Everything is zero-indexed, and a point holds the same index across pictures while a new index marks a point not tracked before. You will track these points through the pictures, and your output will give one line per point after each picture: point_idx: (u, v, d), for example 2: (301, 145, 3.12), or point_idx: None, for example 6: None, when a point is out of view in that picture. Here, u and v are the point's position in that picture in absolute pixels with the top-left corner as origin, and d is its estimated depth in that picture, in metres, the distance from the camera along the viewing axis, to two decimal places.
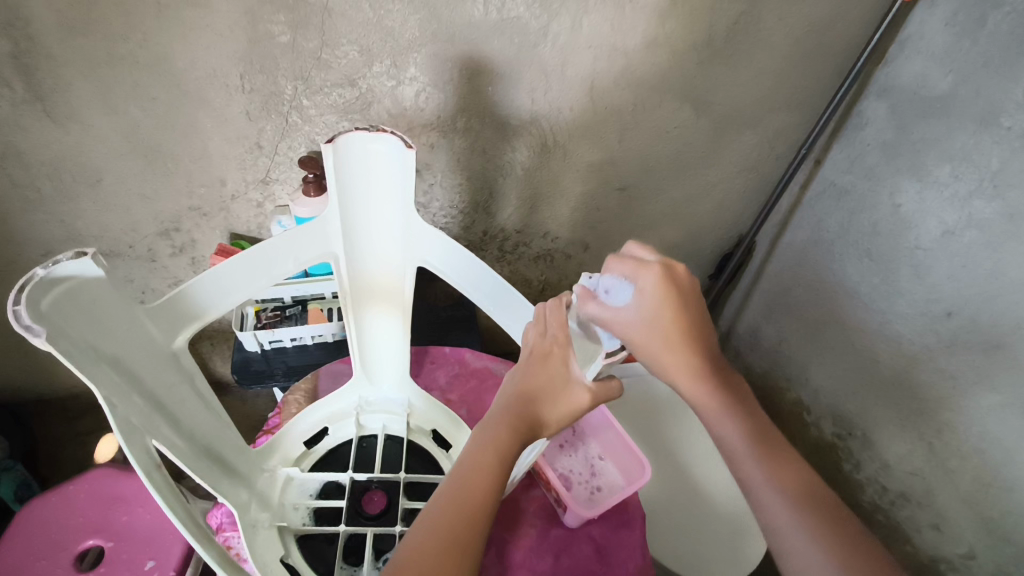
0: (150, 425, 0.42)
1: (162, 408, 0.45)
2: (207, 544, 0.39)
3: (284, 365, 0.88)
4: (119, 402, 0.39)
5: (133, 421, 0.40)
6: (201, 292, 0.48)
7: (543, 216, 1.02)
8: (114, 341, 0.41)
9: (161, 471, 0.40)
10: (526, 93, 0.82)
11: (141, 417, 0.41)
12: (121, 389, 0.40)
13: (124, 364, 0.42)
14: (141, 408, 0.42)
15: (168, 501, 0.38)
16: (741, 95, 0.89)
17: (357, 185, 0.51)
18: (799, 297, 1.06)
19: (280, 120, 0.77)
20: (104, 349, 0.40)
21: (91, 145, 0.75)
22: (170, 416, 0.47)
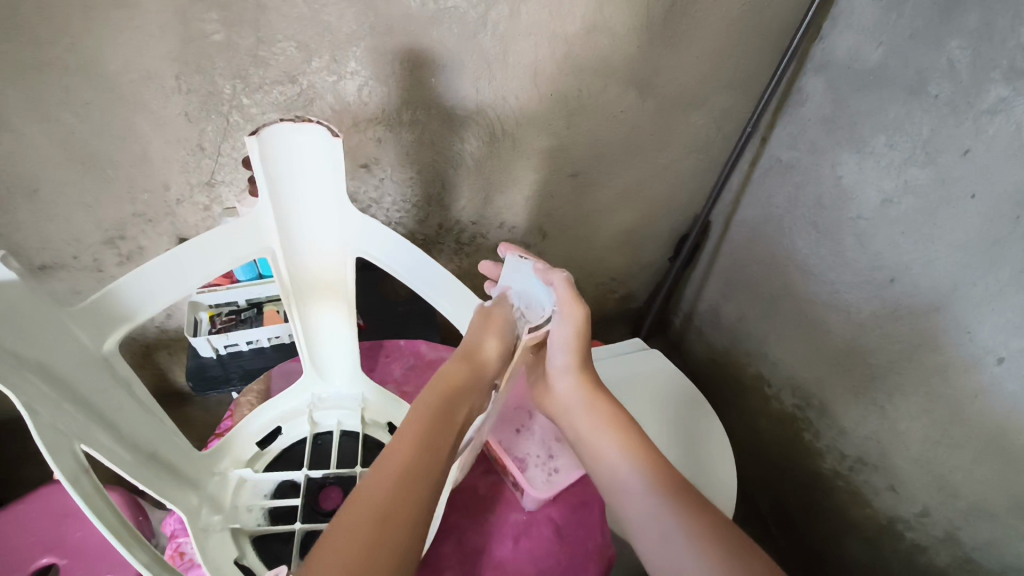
0: (81, 431, 0.41)
1: (96, 414, 0.45)
2: (140, 547, 0.38)
3: (241, 369, 0.87)
4: (44, 408, 0.38)
5: (60, 426, 0.39)
6: (128, 292, 0.47)
7: (498, 206, 1.02)
8: (36, 347, 0.41)
9: (90, 475, 0.39)
10: (470, 82, 0.82)
11: (72, 423, 0.41)
12: (48, 397, 0.40)
13: (51, 370, 0.41)
14: (70, 413, 0.41)
15: (101, 507, 0.37)
16: (685, 77, 0.91)
17: (288, 177, 0.50)
18: (754, 273, 1.08)
19: (221, 121, 0.76)
20: (27, 356, 0.40)
21: (24, 155, 0.72)
22: (106, 420, 0.46)
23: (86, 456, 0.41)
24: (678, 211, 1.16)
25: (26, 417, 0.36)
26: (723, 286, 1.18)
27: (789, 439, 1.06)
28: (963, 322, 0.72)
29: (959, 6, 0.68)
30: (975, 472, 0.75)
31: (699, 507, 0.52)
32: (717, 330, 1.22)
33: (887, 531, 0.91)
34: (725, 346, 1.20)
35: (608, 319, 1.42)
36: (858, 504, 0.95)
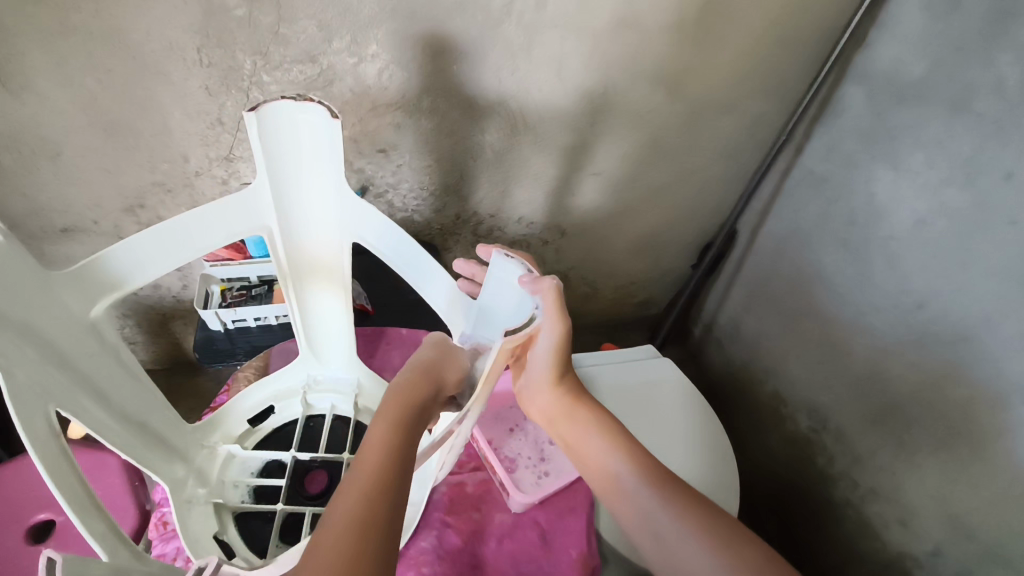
0: (60, 395, 0.42)
1: (80, 378, 0.45)
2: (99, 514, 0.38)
3: (248, 345, 0.87)
4: (22, 369, 0.39)
5: (36, 387, 0.39)
6: (115, 263, 0.46)
7: (517, 200, 1.00)
8: (24, 307, 0.41)
9: (62, 440, 0.39)
10: (493, 73, 0.80)
11: (52, 387, 0.41)
12: (29, 358, 0.40)
13: (37, 332, 0.42)
14: (51, 375, 0.42)
15: (65, 475, 0.37)
16: (716, 80, 0.87)
17: (287, 157, 0.50)
18: (778, 288, 1.04)
19: (241, 96, 0.76)
20: (12, 316, 0.40)
21: (49, 118, 0.74)
22: (90, 385, 0.47)
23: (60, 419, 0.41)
24: (703, 217, 1.13)
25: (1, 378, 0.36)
26: (744, 298, 1.14)
27: (801, 462, 1.02)
28: (991, 356, 0.68)
29: (1012, 19, 0.63)
30: (992, 514, 0.71)
31: (696, 503, 0.52)
32: (735, 344, 1.18)
33: (896, 567, 0.87)
34: (743, 360, 1.16)
35: (626, 323, 1.39)
36: (867, 535, 0.91)
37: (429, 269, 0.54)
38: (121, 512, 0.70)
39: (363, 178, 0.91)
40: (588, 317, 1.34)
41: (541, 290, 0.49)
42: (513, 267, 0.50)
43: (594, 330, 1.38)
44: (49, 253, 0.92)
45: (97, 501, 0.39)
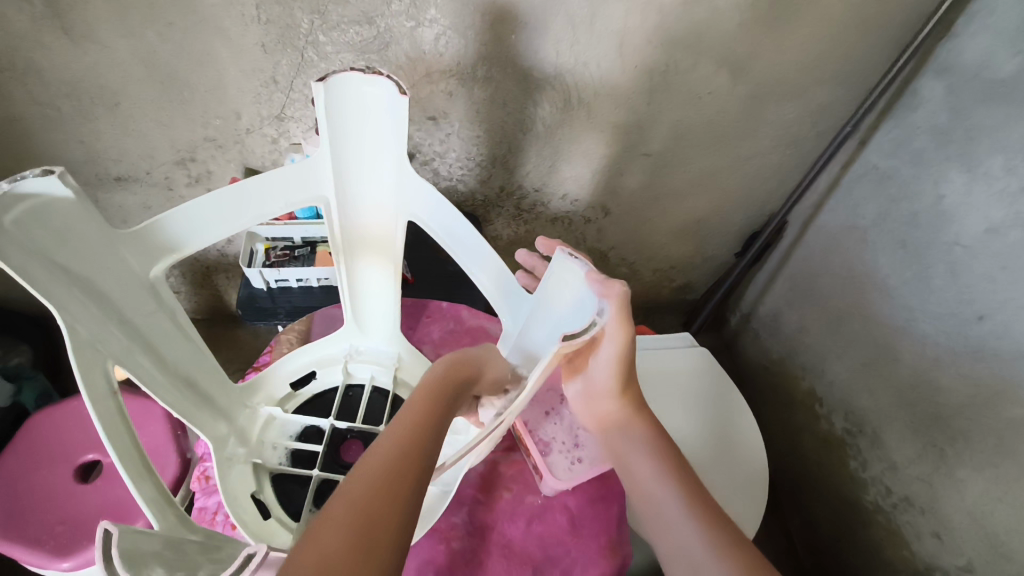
0: (118, 353, 0.43)
1: (135, 336, 0.46)
2: (149, 475, 0.39)
3: (289, 305, 0.88)
4: (83, 326, 0.39)
5: (96, 344, 0.40)
6: (173, 225, 0.45)
7: (563, 176, 0.98)
8: (87, 264, 0.41)
9: (117, 399, 0.40)
10: (552, 44, 0.77)
11: (110, 345, 0.42)
12: (90, 314, 0.41)
13: (97, 289, 0.42)
14: (111, 334, 0.43)
15: (120, 437, 0.38)
16: (785, 64, 0.83)
17: (350, 129, 0.49)
18: (825, 284, 1.01)
19: (296, 55, 0.75)
20: (75, 272, 0.40)
21: (108, 66, 0.74)
22: (144, 342, 0.47)
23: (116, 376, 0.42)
24: (754, 205, 1.09)
25: (64, 334, 0.37)
26: (788, 292, 1.10)
27: (832, 462, 1.01)
28: None
29: None
30: None
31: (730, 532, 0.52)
32: (774, 337, 1.15)
33: None
34: (780, 354, 1.13)
35: (661, 306, 1.37)
36: (896, 544, 0.89)
37: (484, 256, 0.54)
38: (163, 460, 0.73)
39: (411, 145, 0.90)
40: None
41: (610, 297, 0.45)
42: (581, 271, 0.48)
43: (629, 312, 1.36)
44: (102, 201, 0.93)
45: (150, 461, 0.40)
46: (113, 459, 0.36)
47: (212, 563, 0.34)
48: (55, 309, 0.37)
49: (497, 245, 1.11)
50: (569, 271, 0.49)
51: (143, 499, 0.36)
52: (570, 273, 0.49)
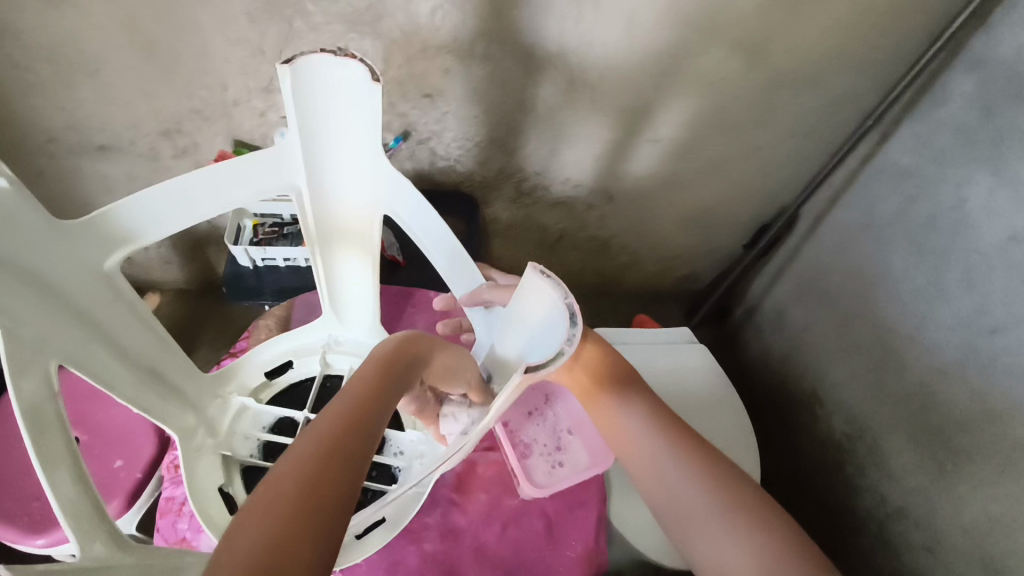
0: (65, 350, 0.41)
1: (88, 329, 0.44)
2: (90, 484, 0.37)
3: (274, 285, 0.85)
4: (22, 323, 0.37)
5: (38, 342, 0.38)
6: (127, 217, 0.43)
7: (564, 160, 0.94)
8: (30, 256, 0.39)
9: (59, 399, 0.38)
10: (556, 22, 0.73)
11: (56, 342, 0.40)
12: (31, 308, 0.38)
13: (41, 280, 0.40)
14: (58, 329, 0.41)
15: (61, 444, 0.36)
16: (805, 51, 0.78)
17: (322, 116, 0.45)
18: (833, 283, 0.97)
19: (284, 25, 0.71)
20: (14, 263, 0.38)
21: (88, 31, 0.70)
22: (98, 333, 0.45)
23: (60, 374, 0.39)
24: (765, 196, 1.04)
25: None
26: (794, 288, 1.06)
27: (828, 466, 0.98)
28: None
29: None
30: None
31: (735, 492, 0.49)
32: (777, 334, 1.12)
33: None
34: (782, 351, 1.10)
35: (663, 294, 1.33)
36: (885, 554, 0.87)
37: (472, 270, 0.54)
38: (140, 439, 0.72)
39: (405, 123, 0.86)
40: (625, 285, 1.28)
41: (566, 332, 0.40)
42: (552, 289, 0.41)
43: (630, 299, 1.32)
44: (88, 169, 0.91)
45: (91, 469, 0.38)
46: (46, 469, 0.34)
47: None
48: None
49: (494, 228, 1.07)
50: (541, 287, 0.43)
51: (79, 514, 0.34)
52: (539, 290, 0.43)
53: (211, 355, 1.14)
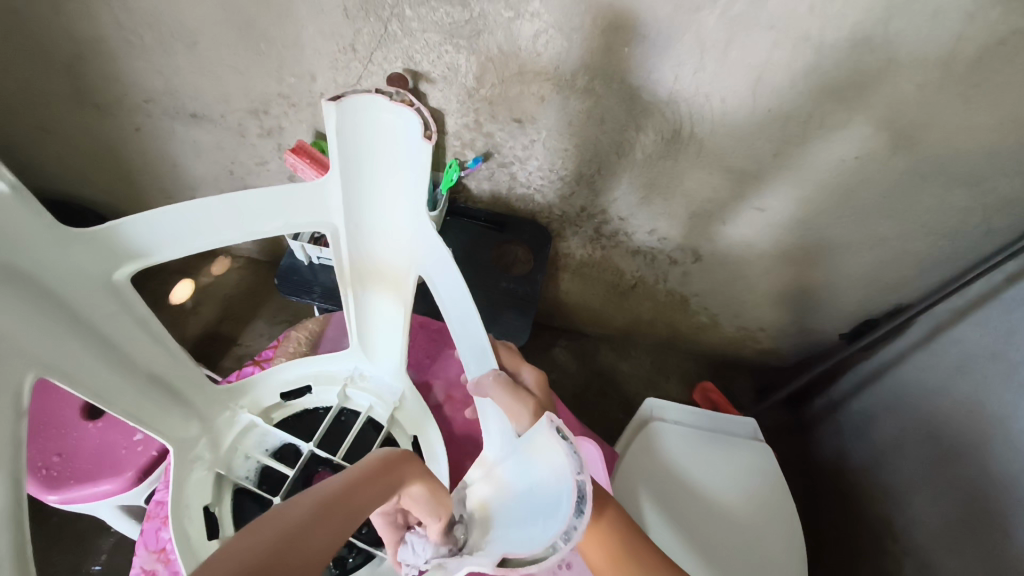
0: (59, 359, 0.38)
1: (96, 338, 0.41)
2: None
3: (325, 285, 0.82)
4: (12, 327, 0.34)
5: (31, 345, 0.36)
6: (143, 233, 0.40)
7: (655, 210, 0.85)
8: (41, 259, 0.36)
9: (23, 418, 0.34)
10: (670, 67, 0.64)
11: (50, 348, 0.37)
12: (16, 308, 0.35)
13: (48, 287, 0.37)
14: (56, 334, 0.38)
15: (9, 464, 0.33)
16: (965, 144, 0.65)
17: (371, 157, 0.42)
18: (938, 408, 0.83)
19: (379, 26, 0.67)
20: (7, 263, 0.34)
21: (186, 3, 0.69)
22: (109, 343, 0.43)
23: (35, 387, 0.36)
24: (878, 289, 0.91)
25: None
26: (891, 398, 0.92)
27: None
28: None
29: None
30: None
31: None
32: (859, 444, 0.98)
33: None
34: (860, 464, 0.97)
35: (738, 362, 1.21)
36: None
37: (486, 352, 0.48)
38: None
39: (490, 144, 0.80)
40: (698, 345, 1.18)
41: (563, 522, 0.35)
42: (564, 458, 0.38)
43: (700, 360, 1.22)
44: (179, 132, 0.92)
45: None
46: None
47: None
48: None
49: (567, 262, 1.01)
50: (552, 449, 0.39)
51: None
52: (548, 448, 0.39)
53: (264, 326, 1.12)
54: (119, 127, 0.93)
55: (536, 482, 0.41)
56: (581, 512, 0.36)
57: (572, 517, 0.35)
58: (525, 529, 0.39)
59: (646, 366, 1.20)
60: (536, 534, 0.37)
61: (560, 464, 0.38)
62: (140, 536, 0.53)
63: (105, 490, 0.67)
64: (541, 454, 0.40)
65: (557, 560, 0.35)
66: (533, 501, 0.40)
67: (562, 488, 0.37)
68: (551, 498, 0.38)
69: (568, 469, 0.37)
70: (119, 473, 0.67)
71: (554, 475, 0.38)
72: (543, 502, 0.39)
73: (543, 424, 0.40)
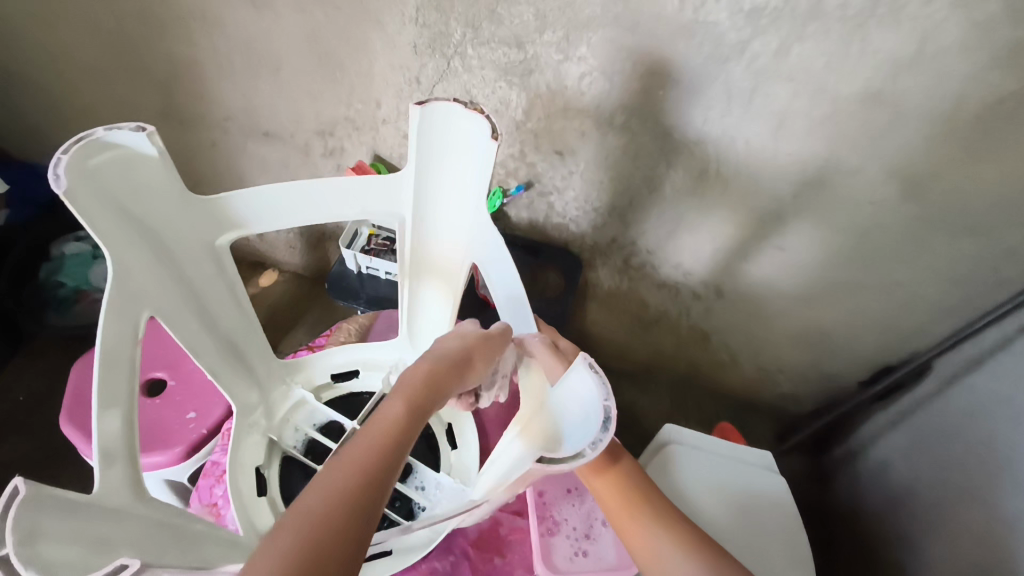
0: (157, 301, 0.49)
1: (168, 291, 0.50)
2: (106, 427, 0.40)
3: (371, 292, 0.89)
4: (128, 263, 0.46)
5: (136, 287, 0.47)
6: (249, 207, 0.53)
7: (681, 244, 0.91)
8: (159, 218, 0.49)
9: (137, 346, 0.47)
10: (701, 110, 0.71)
11: (144, 290, 0.48)
12: (144, 258, 0.48)
13: (162, 239, 0.49)
14: (154, 278, 0.49)
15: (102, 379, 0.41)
16: (973, 197, 0.69)
17: (444, 156, 0.52)
18: (942, 455, 0.84)
19: (442, 61, 0.76)
20: (138, 215, 0.47)
21: (276, 34, 0.79)
22: (193, 293, 0.54)
23: (145, 324, 0.48)
24: (895, 336, 0.94)
25: (109, 265, 0.44)
26: (906, 444, 0.92)
27: None
28: None
29: None
30: None
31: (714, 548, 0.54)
32: (870, 492, 0.98)
33: None
34: (869, 512, 0.97)
35: (758, 406, 1.23)
36: None
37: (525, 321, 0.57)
38: (213, 399, 0.77)
39: (532, 173, 0.87)
40: (718, 385, 1.21)
41: (596, 433, 0.40)
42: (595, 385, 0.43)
43: (719, 401, 1.24)
44: (250, 149, 1.01)
45: (108, 411, 0.41)
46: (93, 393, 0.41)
47: (158, 548, 0.36)
48: (105, 244, 0.43)
49: (595, 292, 1.06)
50: (583, 381, 0.44)
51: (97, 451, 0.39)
52: (581, 381, 0.45)
53: (304, 335, 1.19)
54: (198, 142, 1.03)
55: (568, 414, 0.45)
56: (606, 429, 0.40)
57: (599, 431, 0.40)
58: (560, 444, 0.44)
59: (665, 403, 1.23)
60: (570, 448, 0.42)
61: (591, 393, 0.43)
62: (197, 491, 0.61)
63: (156, 462, 0.73)
64: (577, 386, 0.45)
65: (583, 463, 0.39)
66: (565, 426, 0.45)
67: (593, 411, 0.42)
68: (583, 420, 0.43)
69: (600, 392, 0.42)
70: (169, 447, 0.73)
71: (588, 403, 0.43)
72: (575, 427, 0.43)
73: (578, 361, 0.45)
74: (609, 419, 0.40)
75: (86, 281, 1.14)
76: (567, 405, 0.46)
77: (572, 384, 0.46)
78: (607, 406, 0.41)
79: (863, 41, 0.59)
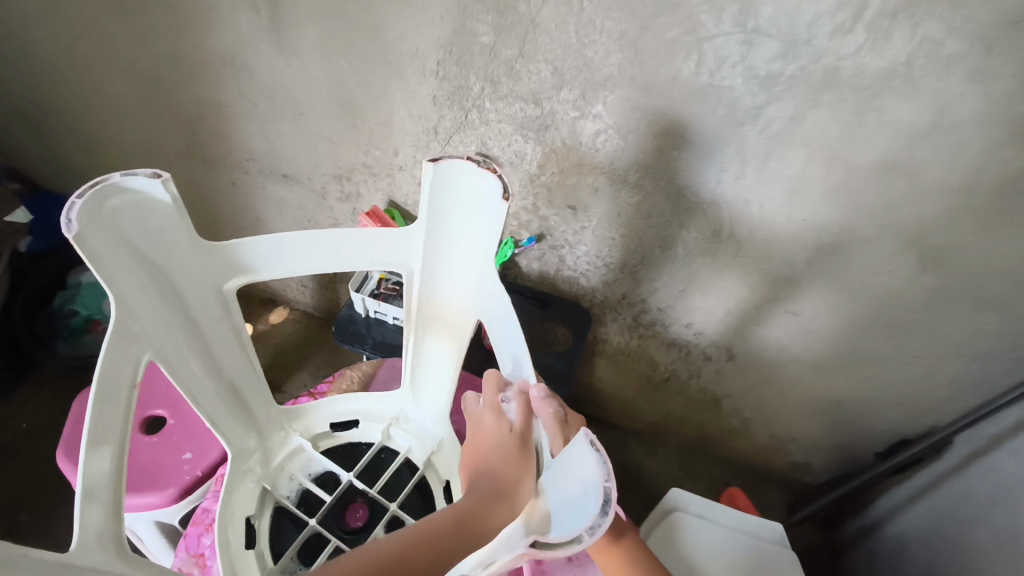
0: (157, 341, 0.49)
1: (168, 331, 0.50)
2: (90, 472, 0.39)
3: (378, 338, 0.88)
4: (132, 303, 0.46)
5: (138, 327, 0.46)
6: (260, 253, 0.53)
7: (692, 303, 0.90)
8: (167, 262, 0.49)
9: (135, 388, 0.46)
10: (716, 172, 0.71)
11: (146, 330, 0.47)
12: (149, 297, 0.48)
13: (168, 280, 0.49)
14: (157, 316, 0.49)
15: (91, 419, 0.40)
16: (993, 271, 0.67)
17: (456, 211, 0.53)
18: (962, 537, 0.79)
19: (461, 114, 0.78)
20: (147, 257, 0.47)
21: (301, 82, 0.82)
22: (195, 335, 0.54)
23: (144, 367, 0.47)
24: (913, 409, 0.91)
25: (111, 304, 0.44)
26: (926, 525, 0.87)
27: None
28: None
29: None
30: None
31: None
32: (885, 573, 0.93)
33: None
34: None
35: (770, 474, 1.19)
36: None
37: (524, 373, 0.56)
38: (210, 441, 0.75)
39: (544, 226, 0.88)
40: (727, 450, 1.17)
41: (591, 520, 0.38)
42: (594, 462, 0.41)
43: (729, 466, 1.20)
44: (268, 189, 1.03)
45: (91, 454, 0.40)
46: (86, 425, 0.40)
47: None
48: (110, 286, 0.43)
49: (604, 348, 1.05)
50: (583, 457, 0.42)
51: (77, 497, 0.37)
52: (582, 456, 0.43)
53: (308, 377, 1.18)
54: (218, 179, 1.05)
55: (567, 492, 0.43)
56: (605, 513, 0.38)
57: (597, 514, 0.38)
58: (557, 525, 0.42)
59: (673, 467, 1.19)
60: (565, 535, 0.40)
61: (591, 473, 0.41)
62: (184, 539, 0.59)
63: (146, 503, 0.71)
64: (578, 461, 0.43)
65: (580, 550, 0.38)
66: (564, 504, 0.43)
67: (592, 493, 0.40)
68: (581, 503, 0.41)
69: (598, 474, 0.40)
70: (162, 488, 0.71)
71: (586, 484, 0.41)
72: (572, 510, 0.41)
73: (581, 436, 0.43)
74: (607, 505, 0.38)
75: (98, 311, 1.14)
76: (568, 481, 0.44)
77: (574, 459, 0.44)
78: (605, 490, 0.39)
79: (879, 111, 0.59)
